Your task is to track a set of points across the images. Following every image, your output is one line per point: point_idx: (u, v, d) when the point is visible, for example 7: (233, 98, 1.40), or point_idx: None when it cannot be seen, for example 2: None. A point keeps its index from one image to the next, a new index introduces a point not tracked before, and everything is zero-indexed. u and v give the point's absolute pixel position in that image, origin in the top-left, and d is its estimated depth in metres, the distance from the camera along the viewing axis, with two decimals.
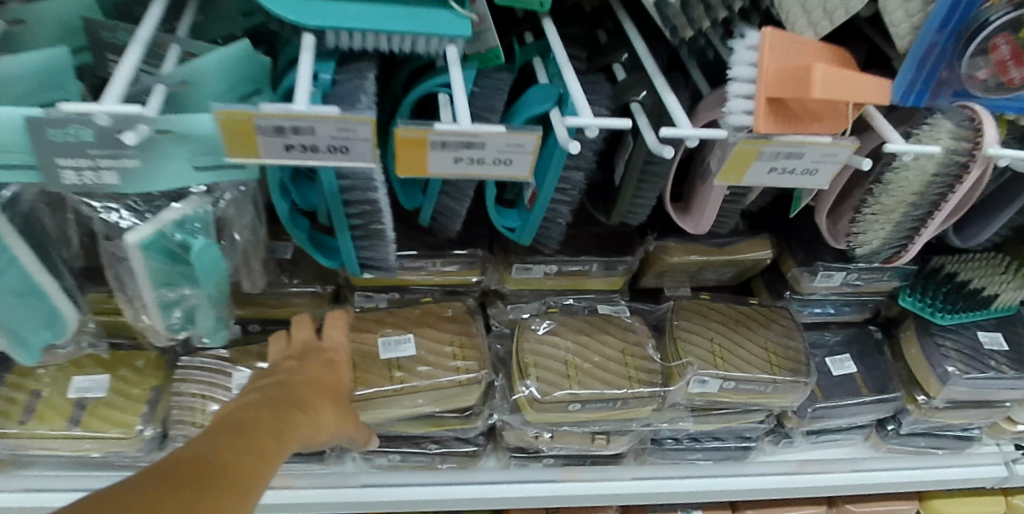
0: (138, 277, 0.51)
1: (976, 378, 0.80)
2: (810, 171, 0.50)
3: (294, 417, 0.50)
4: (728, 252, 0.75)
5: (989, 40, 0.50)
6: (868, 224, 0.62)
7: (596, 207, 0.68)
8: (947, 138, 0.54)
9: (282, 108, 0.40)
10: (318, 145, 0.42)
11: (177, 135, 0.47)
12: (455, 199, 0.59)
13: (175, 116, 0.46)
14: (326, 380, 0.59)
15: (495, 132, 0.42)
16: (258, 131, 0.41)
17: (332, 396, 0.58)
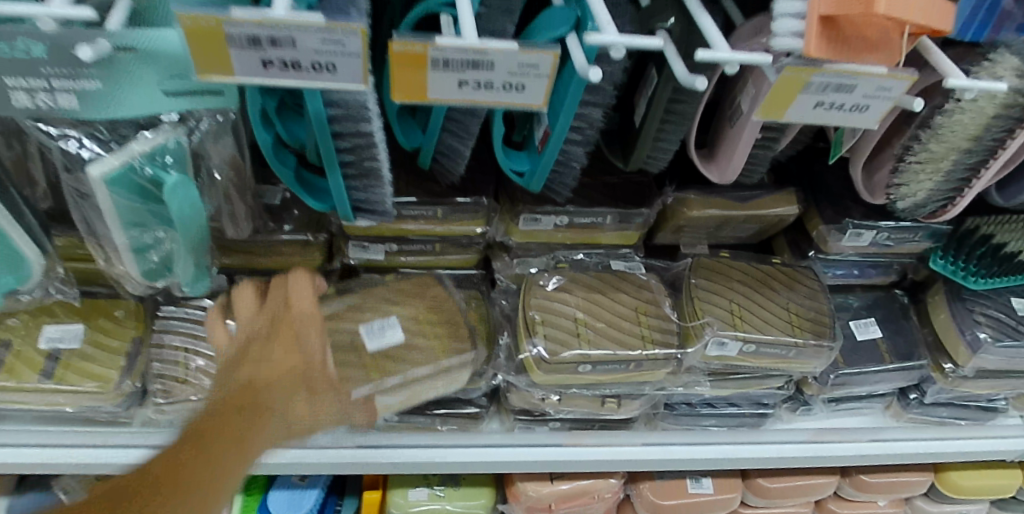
0: (105, 216, 0.46)
1: (1008, 346, 0.75)
2: (858, 106, 0.45)
3: (246, 408, 0.51)
4: (752, 207, 0.69)
5: None
6: (910, 175, 0.57)
7: (615, 155, 0.63)
8: (1012, 72, 0.48)
9: (257, 14, 0.34)
10: (303, 64, 0.37)
11: (139, 54, 0.41)
12: (458, 137, 0.53)
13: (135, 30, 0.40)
14: (296, 416, 0.54)
15: (508, 50, 0.37)
16: (229, 41, 0.35)
17: (306, 387, 0.54)
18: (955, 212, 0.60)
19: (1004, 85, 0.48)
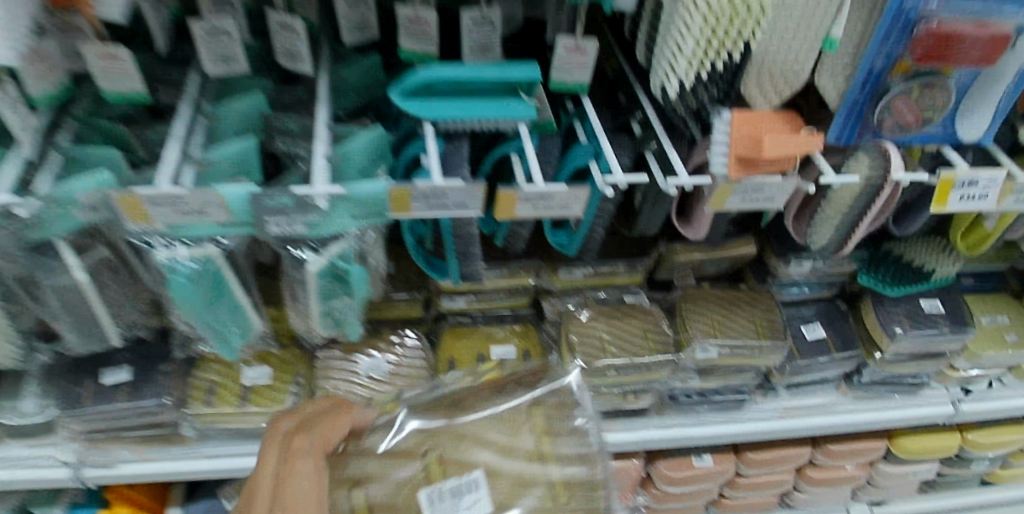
0: (311, 294, 0.75)
1: (916, 333, 1.04)
2: (770, 197, 0.75)
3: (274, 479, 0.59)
4: (722, 250, 0.98)
5: (890, 101, 0.73)
6: (818, 227, 0.88)
7: (624, 225, 0.92)
8: (867, 167, 0.78)
9: (431, 184, 0.66)
10: (450, 203, 0.68)
11: (344, 197, 0.67)
12: (522, 225, 0.82)
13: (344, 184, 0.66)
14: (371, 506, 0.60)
15: (564, 190, 0.69)
16: (412, 197, 0.67)
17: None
18: (850, 246, 0.87)
19: (861, 174, 0.79)
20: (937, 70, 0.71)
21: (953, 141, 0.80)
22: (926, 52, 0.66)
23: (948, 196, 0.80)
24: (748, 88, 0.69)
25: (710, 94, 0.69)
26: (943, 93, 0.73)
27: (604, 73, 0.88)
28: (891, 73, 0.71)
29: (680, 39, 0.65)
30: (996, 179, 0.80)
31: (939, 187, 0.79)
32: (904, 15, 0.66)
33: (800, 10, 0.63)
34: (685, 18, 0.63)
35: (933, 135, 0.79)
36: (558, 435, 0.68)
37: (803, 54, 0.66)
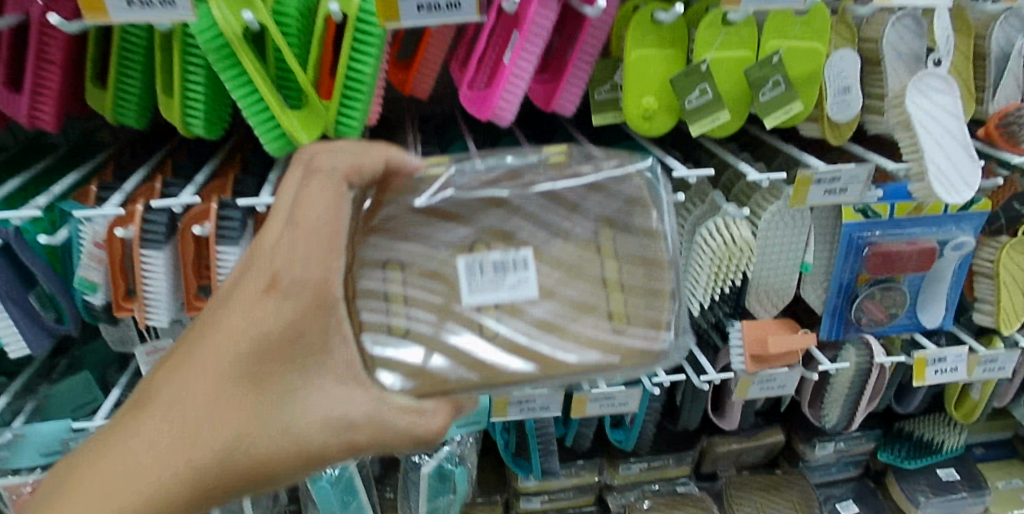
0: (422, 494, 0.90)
1: (939, 500, 1.15)
2: (781, 385, 0.97)
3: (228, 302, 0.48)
4: (756, 439, 1.13)
5: (861, 303, 0.95)
6: (828, 408, 1.06)
7: (669, 421, 1.10)
8: (855, 355, 1.00)
9: (524, 392, 0.88)
10: (537, 405, 0.89)
11: None
12: (586, 425, 1.00)
13: None
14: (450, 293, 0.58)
15: (622, 390, 0.91)
16: (510, 403, 0.88)
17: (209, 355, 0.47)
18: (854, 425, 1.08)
19: (851, 360, 1.00)
20: (890, 278, 0.95)
21: (921, 327, 1.00)
22: (876, 267, 0.90)
23: (924, 370, 1.00)
24: (751, 304, 0.93)
25: (722, 311, 0.94)
26: (899, 294, 0.96)
27: None
28: (857, 282, 0.95)
29: (696, 277, 0.88)
30: (962, 355, 1.00)
31: (915, 365, 1.00)
32: (854, 244, 0.91)
33: (779, 250, 0.88)
34: (698, 263, 0.87)
35: (905, 325, 1.00)
36: (622, 231, 0.60)
37: (787, 278, 0.91)
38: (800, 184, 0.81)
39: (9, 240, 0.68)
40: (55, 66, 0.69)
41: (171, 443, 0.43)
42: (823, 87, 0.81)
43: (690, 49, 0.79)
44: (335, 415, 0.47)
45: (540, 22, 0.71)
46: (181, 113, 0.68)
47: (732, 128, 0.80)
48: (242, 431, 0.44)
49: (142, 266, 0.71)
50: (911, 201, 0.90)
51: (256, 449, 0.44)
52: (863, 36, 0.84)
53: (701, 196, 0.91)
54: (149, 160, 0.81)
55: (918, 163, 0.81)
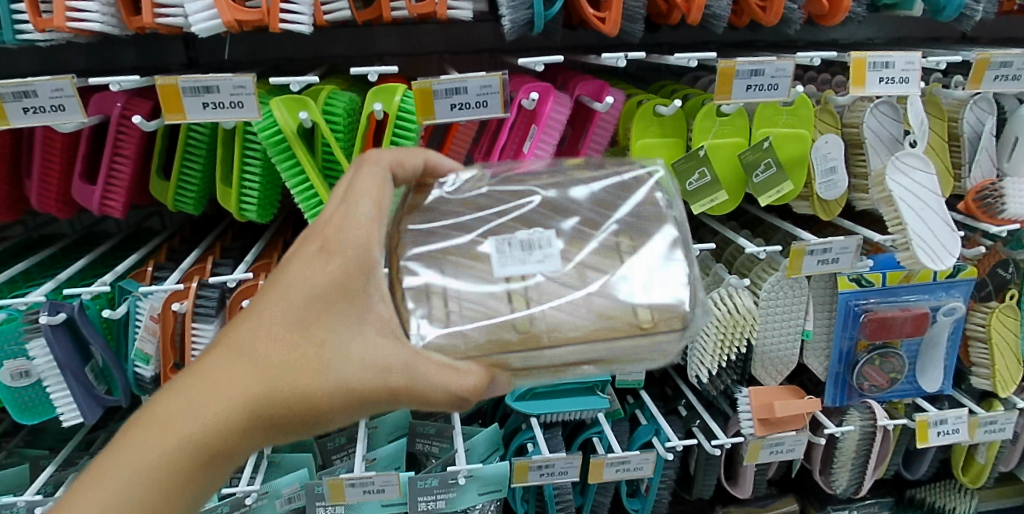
0: None
1: None
2: (790, 449, 1.01)
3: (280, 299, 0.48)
4: (770, 508, 1.14)
5: (862, 368, 1.00)
6: (838, 473, 1.09)
7: (684, 490, 1.11)
8: (859, 419, 1.04)
9: (544, 457, 0.92)
10: (556, 471, 0.93)
11: (476, 477, 0.89)
12: (603, 493, 1.02)
13: (477, 467, 0.89)
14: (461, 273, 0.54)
15: (638, 454, 0.94)
16: (530, 468, 0.92)
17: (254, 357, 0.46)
18: (864, 491, 1.10)
19: (856, 423, 1.04)
20: (888, 344, 1.00)
21: (921, 391, 1.04)
22: (873, 333, 0.96)
23: (926, 433, 1.04)
24: (757, 371, 0.98)
25: (729, 377, 0.99)
26: (897, 359, 1.01)
27: (652, 374, 1.15)
28: (857, 349, 1.00)
29: (704, 345, 0.94)
30: (962, 417, 1.04)
31: (919, 427, 1.04)
32: (851, 311, 0.97)
33: (781, 319, 0.94)
34: (705, 331, 0.93)
35: (905, 390, 1.04)
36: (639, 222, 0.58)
37: (789, 345, 0.96)
38: (795, 255, 0.88)
39: (74, 315, 0.74)
40: (127, 159, 0.77)
41: (220, 385, 0.43)
42: (811, 169, 0.89)
43: (689, 137, 0.88)
44: (375, 365, 0.45)
45: (556, 117, 0.82)
46: (238, 200, 0.77)
47: (730, 207, 0.88)
48: (288, 396, 0.44)
49: (193, 338, 0.77)
50: (901, 270, 0.97)
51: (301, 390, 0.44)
52: (846, 123, 0.93)
53: (705, 269, 0.98)
54: (200, 242, 0.88)
55: (902, 234, 0.88)
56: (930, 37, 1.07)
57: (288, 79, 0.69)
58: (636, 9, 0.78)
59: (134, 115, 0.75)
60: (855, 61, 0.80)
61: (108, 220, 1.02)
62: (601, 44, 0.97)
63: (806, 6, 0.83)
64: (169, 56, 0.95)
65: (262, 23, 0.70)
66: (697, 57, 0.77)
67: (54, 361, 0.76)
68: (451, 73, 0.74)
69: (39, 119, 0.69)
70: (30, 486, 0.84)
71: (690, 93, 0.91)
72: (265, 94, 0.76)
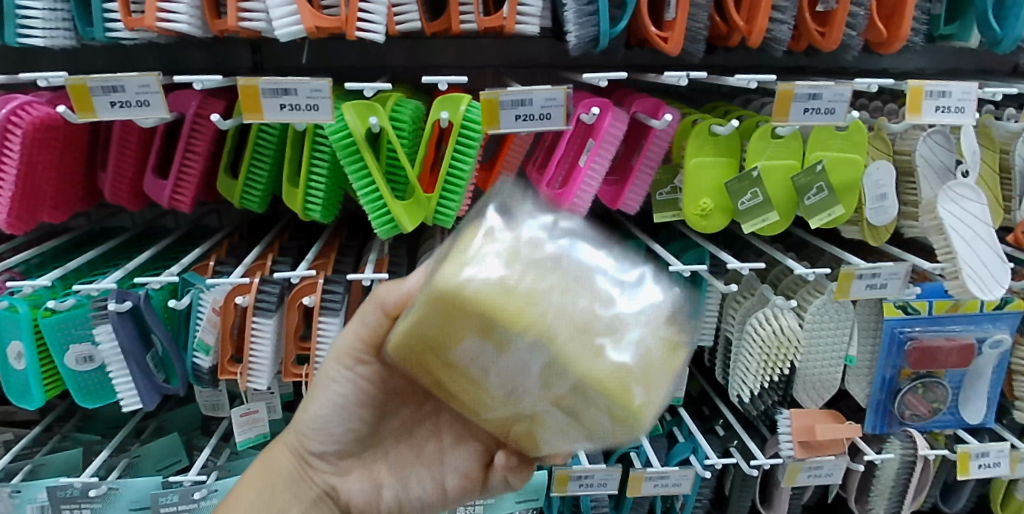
0: None
1: None
2: (830, 473, 1.00)
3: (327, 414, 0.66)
4: None
5: (903, 396, 0.99)
6: (874, 501, 1.08)
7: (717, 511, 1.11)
8: (899, 447, 1.04)
9: (584, 467, 0.92)
10: (595, 482, 0.94)
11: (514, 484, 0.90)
12: (637, 508, 1.02)
13: None
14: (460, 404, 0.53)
15: (676, 470, 0.95)
16: (570, 478, 0.92)
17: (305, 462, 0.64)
18: None
19: (896, 451, 1.04)
20: (931, 373, 1.00)
21: (965, 423, 1.03)
22: (916, 361, 0.96)
23: (968, 465, 1.03)
24: (797, 394, 0.97)
25: (771, 398, 0.98)
26: (940, 389, 1.00)
27: (689, 394, 1.16)
28: (899, 377, 0.99)
29: (747, 364, 0.94)
30: (1005, 450, 1.03)
31: (959, 459, 1.02)
32: (896, 339, 0.97)
33: (825, 342, 0.94)
34: (748, 351, 0.93)
35: (947, 420, 1.03)
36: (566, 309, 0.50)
37: (832, 369, 0.95)
38: (843, 279, 0.88)
39: (139, 304, 0.77)
40: (199, 156, 0.80)
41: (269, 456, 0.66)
42: (861, 195, 0.90)
43: (742, 157, 0.89)
44: None
45: (613, 132, 0.82)
46: (302, 199, 0.79)
47: (781, 228, 0.89)
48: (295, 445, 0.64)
49: (252, 333, 0.79)
50: (948, 299, 0.99)
51: (303, 418, 0.63)
52: (898, 150, 0.94)
53: (750, 290, 0.99)
54: (260, 240, 0.90)
55: (952, 263, 0.88)
56: (982, 70, 1.08)
57: (362, 86, 0.71)
58: (698, 29, 0.80)
59: (210, 113, 0.77)
60: (912, 89, 0.81)
61: (167, 216, 1.05)
62: (656, 64, 0.99)
63: (865, 33, 0.85)
64: (236, 60, 0.98)
65: (339, 30, 0.72)
66: (757, 79, 0.77)
67: (119, 347, 0.78)
68: (517, 85, 0.76)
69: (124, 113, 0.70)
70: (86, 470, 0.87)
71: (745, 115, 0.92)
72: (337, 100, 0.79)
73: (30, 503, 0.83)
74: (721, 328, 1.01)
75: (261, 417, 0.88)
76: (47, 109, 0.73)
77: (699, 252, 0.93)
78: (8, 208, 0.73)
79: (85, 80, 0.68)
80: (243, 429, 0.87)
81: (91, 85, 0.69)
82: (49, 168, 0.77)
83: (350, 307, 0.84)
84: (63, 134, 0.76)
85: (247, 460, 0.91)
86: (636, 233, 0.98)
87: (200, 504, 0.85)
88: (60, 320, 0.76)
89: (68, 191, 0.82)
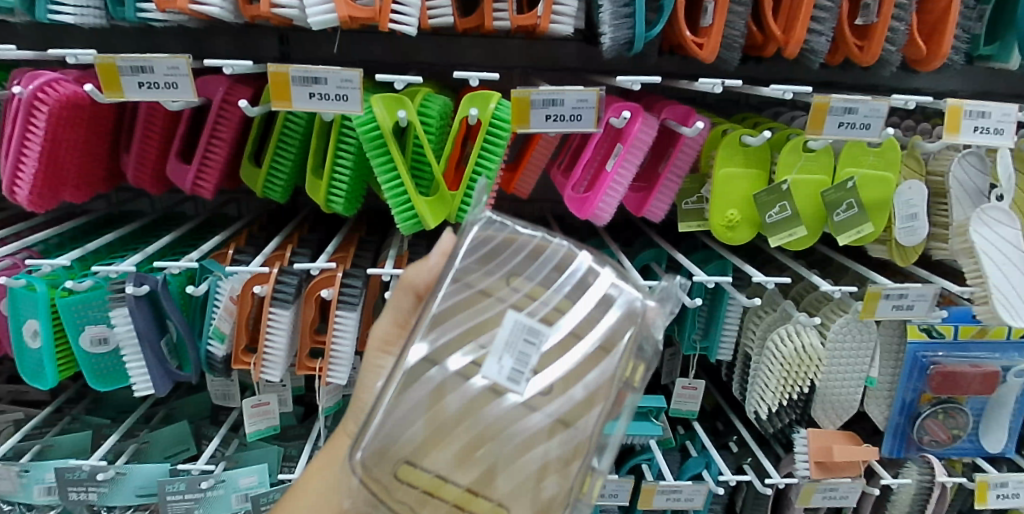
0: None
1: None
2: (845, 496, 0.98)
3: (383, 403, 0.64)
4: None
5: (924, 421, 0.97)
6: None
7: None
8: (916, 473, 1.02)
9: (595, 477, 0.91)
10: (605, 493, 0.92)
11: None
12: None
13: None
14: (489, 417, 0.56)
15: (689, 484, 0.93)
16: None
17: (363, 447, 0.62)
18: None
19: (913, 477, 1.02)
20: (953, 399, 0.98)
21: (983, 452, 1.00)
22: (939, 386, 0.93)
23: (986, 494, 1.00)
24: (816, 414, 0.95)
25: (789, 416, 0.96)
26: (961, 416, 0.98)
27: (703, 408, 1.14)
28: (920, 401, 0.97)
29: (766, 381, 0.92)
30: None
31: (977, 488, 1.00)
32: (918, 363, 0.95)
33: (847, 362, 0.92)
34: (768, 367, 0.91)
35: (965, 447, 1.01)
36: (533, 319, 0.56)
37: (853, 391, 0.93)
38: (869, 297, 0.86)
39: (156, 289, 0.76)
40: (224, 142, 0.79)
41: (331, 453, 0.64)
42: (891, 213, 0.88)
43: (772, 170, 0.88)
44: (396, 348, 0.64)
45: (643, 138, 0.80)
46: (325, 191, 0.78)
47: (808, 243, 0.87)
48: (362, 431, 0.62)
49: (267, 323, 0.78)
50: (975, 324, 0.96)
51: None
52: (930, 170, 0.93)
53: (771, 305, 0.97)
54: (279, 231, 0.90)
55: (983, 287, 0.85)
56: (1017, 94, 1.06)
57: (392, 78, 0.70)
58: (735, 37, 0.79)
59: (237, 100, 0.76)
60: (951, 108, 0.80)
61: (186, 202, 1.05)
62: (686, 73, 0.98)
63: (903, 49, 0.83)
64: (264, 49, 0.98)
65: (372, 21, 0.71)
66: (793, 90, 0.76)
67: (133, 330, 0.77)
68: (549, 85, 0.75)
69: (151, 94, 0.70)
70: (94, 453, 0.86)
71: (776, 127, 0.91)
72: (365, 92, 0.78)
73: (38, 484, 0.83)
74: (740, 343, 0.99)
75: (272, 409, 0.87)
76: (75, 88, 0.72)
77: (722, 263, 0.92)
78: (30, 185, 0.72)
79: (114, 60, 0.68)
80: (253, 420, 0.86)
81: (120, 64, 0.68)
82: (73, 147, 0.76)
83: (368, 302, 0.83)
84: (89, 113, 0.76)
85: (255, 451, 0.90)
86: (658, 242, 0.97)
87: (207, 494, 0.84)
88: (76, 301, 0.75)
89: (90, 171, 0.82)
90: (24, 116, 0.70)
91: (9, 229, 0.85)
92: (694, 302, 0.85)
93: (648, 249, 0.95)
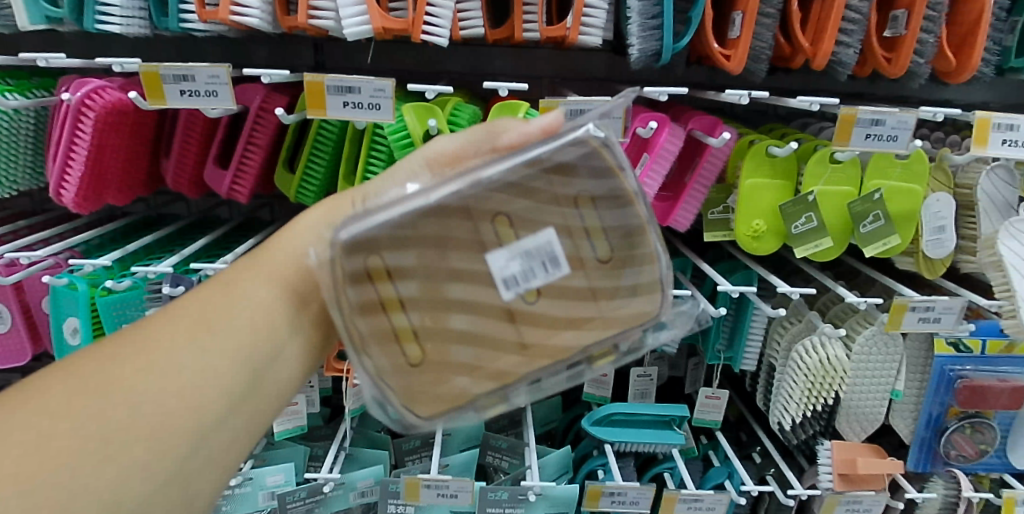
0: None
1: None
2: (869, 508, 0.98)
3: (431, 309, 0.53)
4: None
5: (951, 436, 0.96)
6: None
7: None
8: (942, 487, 1.01)
9: (618, 485, 0.91)
10: (628, 500, 0.92)
11: (546, 496, 0.90)
12: None
13: (548, 487, 0.89)
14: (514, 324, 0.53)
15: (711, 494, 0.93)
16: (603, 494, 0.91)
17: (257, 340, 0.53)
18: None
19: (938, 491, 1.01)
20: (980, 414, 0.96)
21: (1011, 468, 0.99)
22: (965, 401, 0.92)
23: (1012, 510, 0.99)
24: (841, 426, 0.94)
25: (813, 427, 0.95)
26: (988, 431, 0.97)
27: (727, 418, 1.15)
28: (947, 415, 0.96)
29: (790, 391, 0.92)
30: None
31: (1004, 504, 0.99)
32: (944, 376, 0.94)
33: (873, 373, 0.91)
34: (792, 378, 0.91)
35: (992, 463, 0.99)
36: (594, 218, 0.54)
37: (878, 402, 0.93)
38: (895, 310, 0.86)
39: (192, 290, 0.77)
40: (260, 148, 0.81)
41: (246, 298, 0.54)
42: (919, 226, 0.88)
43: (799, 181, 0.88)
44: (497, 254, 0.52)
45: (670, 148, 0.81)
46: None
47: (835, 255, 0.87)
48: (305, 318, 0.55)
49: None
50: (1003, 339, 0.95)
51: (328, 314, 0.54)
52: (959, 183, 0.92)
53: (796, 316, 0.97)
54: None
55: (1011, 302, 0.84)
56: None
57: (424, 88, 0.71)
58: (762, 49, 0.79)
59: (273, 107, 0.78)
60: (980, 120, 0.79)
61: (221, 207, 1.08)
62: (714, 84, 0.99)
63: (933, 61, 0.83)
64: (298, 58, 1.00)
65: (405, 32, 0.72)
66: (821, 101, 0.75)
67: None
68: (576, 95, 0.76)
69: (192, 102, 0.72)
70: None
71: (803, 139, 0.91)
72: (397, 101, 0.80)
73: None
74: (765, 353, 0.99)
75: (301, 409, 0.90)
76: (119, 95, 0.75)
77: (748, 273, 0.92)
78: (76, 187, 0.75)
79: (158, 68, 0.70)
80: (281, 420, 0.89)
81: (163, 72, 0.70)
82: (116, 151, 0.79)
83: None
84: (132, 118, 0.78)
85: (283, 451, 0.93)
86: (683, 251, 0.98)
87: (236, 491, 0.88)
88: (115, 300, 0.77)
89: (132, 175, 0.85)
90: (72, 121, 0.73)
91: (50, 230, 0.88)
92: (719, 311, 0.84)
93: (673, 258, 0.96)
